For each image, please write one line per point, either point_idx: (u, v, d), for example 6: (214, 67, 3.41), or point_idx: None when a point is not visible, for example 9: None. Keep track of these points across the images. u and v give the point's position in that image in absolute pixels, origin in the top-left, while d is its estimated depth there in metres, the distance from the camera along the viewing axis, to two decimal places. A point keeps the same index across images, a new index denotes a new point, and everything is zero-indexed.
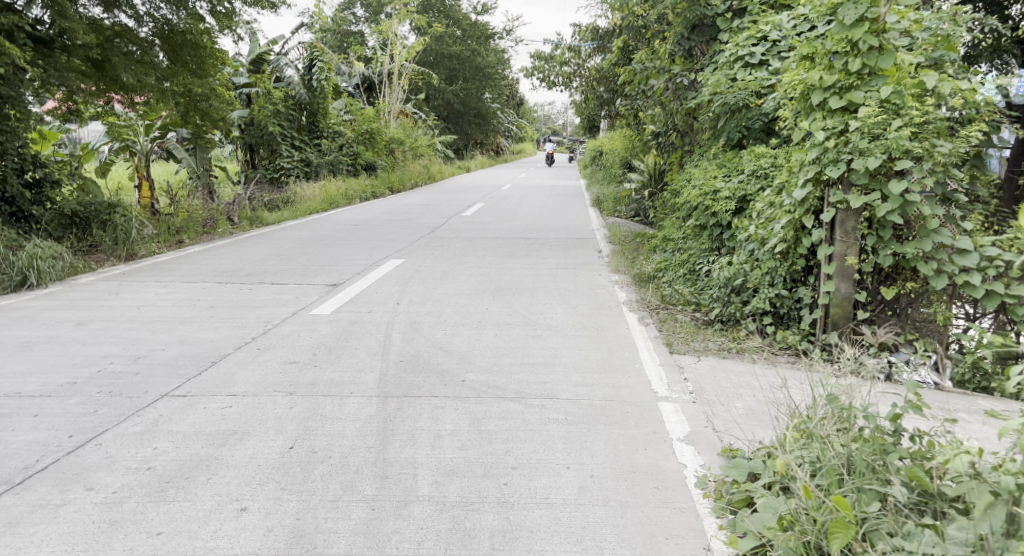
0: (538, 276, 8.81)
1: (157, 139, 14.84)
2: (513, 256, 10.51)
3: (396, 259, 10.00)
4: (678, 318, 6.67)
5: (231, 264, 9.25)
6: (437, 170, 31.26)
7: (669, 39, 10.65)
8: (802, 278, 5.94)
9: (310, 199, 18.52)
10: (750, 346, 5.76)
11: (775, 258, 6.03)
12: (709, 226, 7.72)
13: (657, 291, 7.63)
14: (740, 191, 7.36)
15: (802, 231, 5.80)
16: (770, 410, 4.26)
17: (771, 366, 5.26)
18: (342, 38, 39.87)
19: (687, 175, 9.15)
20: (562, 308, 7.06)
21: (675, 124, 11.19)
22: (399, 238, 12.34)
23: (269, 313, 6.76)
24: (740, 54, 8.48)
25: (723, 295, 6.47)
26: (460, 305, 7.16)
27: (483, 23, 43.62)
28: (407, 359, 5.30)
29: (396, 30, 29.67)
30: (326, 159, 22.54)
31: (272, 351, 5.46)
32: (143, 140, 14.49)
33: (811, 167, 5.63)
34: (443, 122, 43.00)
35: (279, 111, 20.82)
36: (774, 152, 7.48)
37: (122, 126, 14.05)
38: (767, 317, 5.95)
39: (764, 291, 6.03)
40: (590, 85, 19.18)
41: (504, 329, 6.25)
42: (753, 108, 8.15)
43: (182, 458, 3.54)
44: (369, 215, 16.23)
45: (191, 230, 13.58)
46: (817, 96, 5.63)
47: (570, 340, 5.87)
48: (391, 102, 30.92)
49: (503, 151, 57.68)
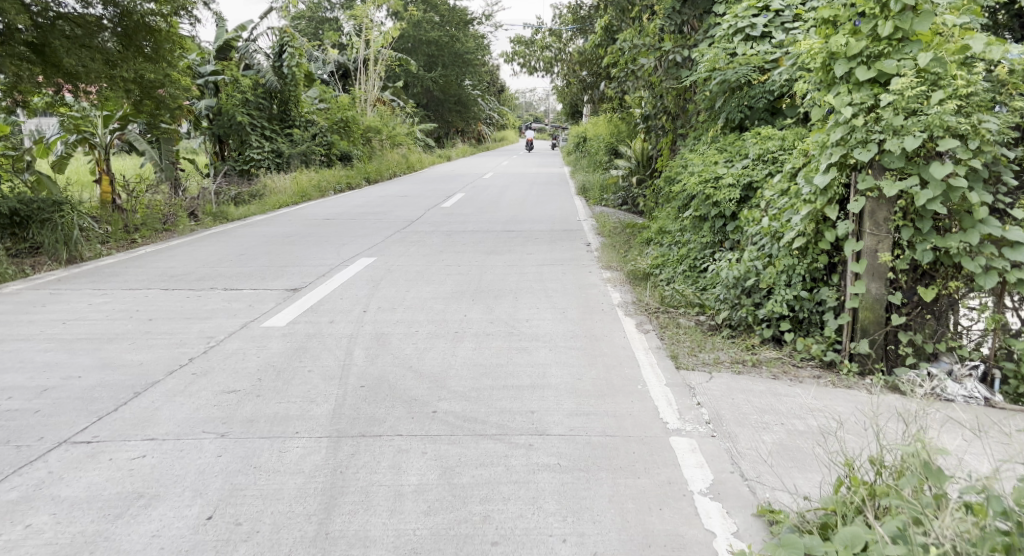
0: (522, 275, 8.04)
1: (117, 131, 13.81)
2: (494, 251, 9.70)
3: (367, 258, 9.17)
4: (681, 323, 5.91)
5: (182, 267, 8.36)
6: (416, 159, 30.35)
7: (659, 14, 9.94)
8: (823, 277, 5.18)
9: (280, 192, 17.61)
10: (767, 357, 4.99)
11: (793, 255, 5.26)
12: (710, 217, 6.97)
13: (655, 291, 6.87)
14: (744, 177, 6.64)
15: (825, 223, 5.02)
16: (809, 448, 3.51)
17: (795, 385, 4.51)
18: (316, 24, 38.59)
19: (682, 162, 8.39)
20: (550, 313, 6.28)
21: (666, 106, 10.43)
22: (371, 233, 11.50)
23: (215, 326, 5.91)
24: (739, 26, 7.69)
25: (732, 297, 5.70)
26: (434, 312, 6.36)
27: (461, 7, 42.54)
28: (370, 384, 4.50)
29: (371, 14, 28.60)
30: (297, 149, 21.53)
31: (210, 376, 4.62)
32: (102, 132, 13.47)
33: (835, 149, 4.84)
34: (421, 109, 41.92)
35: (247, 99, 19.93)
36: (782, 133, 6.73)
37: (77, 118, 12.99)
38: (785, 323, 5.18)
39: (781, 293, 5.26)
40: (572, 69, 18.41)
41: (485, 342, 5.47)
42: (756, 85, 7.36)
43: (61, 541, 2.72)
44: (343, 207, 15.33)
45: (148, 227, 12.60)
46: (841, 67, 4.84)
47: (560, 354, 5.10)
48: (366, 89, 29.87)
49: (485, 139, 56.59)
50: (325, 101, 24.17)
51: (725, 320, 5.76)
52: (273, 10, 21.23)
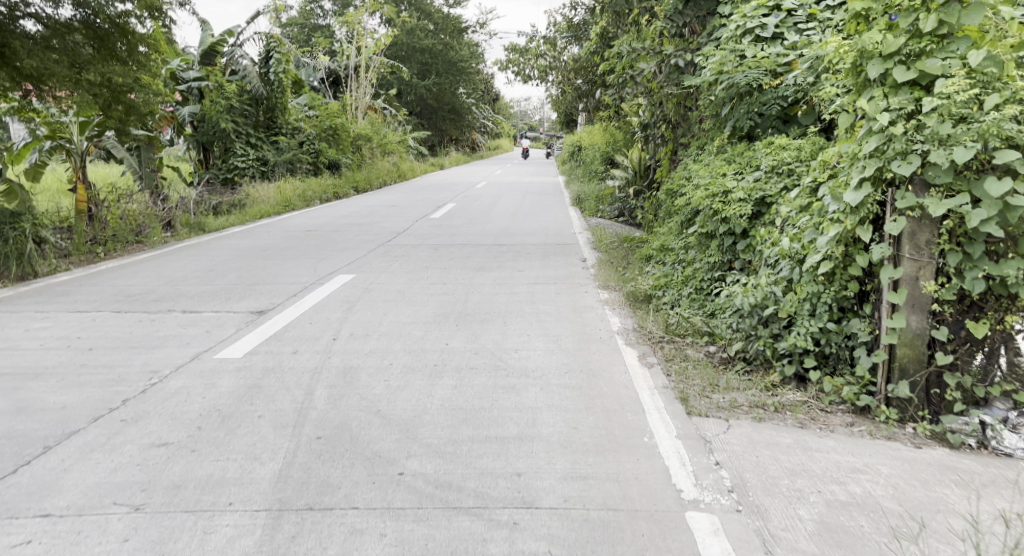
0: (512, 295, 7.38)
1: (95, 138, 13.06)
2: (483, 268, 9.03)
3: (345, 274, 8.50)
4: (688, 355, 5.27)
5: (142, 285, 7.67)
6: (408, 168, 29.66)
7: (658, 16, 9.32)
8: (853, 307, 4.54)
9: (264, 201, 16.91)
10: (790, 400, 4.34)
11: (817, 281, 4.63)
12: (718, 234, 6.35)
13: (659, 316, 6.23)
14: (757, 192, 6.03)
15: (854, 245, 4.39)
16: (857, 532, 2.87)
17: (827, 438, 3.85)
18: (308, 31, 38.03)
19: (686, 174, 7.78)
20: (542, 342, 5.62)
21: (665, 114, 9.82)
22: (353, 247, 10.80)
23: (163, 357, 5.24)
24: (747, 27, 7.11)
25: (747, 327, 5.06)
26: (412, 340, 5.70)
27: (455, 15, 42.10)
28: (329, 436, 3.85)
29: (364, 21, 28.02)
30: (283, 157, 20.81)
31: (142, 424, 3.94)
32: (78, 139, 12.72)
33: (869, 162, 4.20)
34: (413, 117, 41.31)
35: (232, 106, 19.27)
36: (799, 143, 6.14)
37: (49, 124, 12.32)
38: (810, 359, 4.54)
39: (804, 325, 4.63)
40: (567, 77, 17.82)
41: (467, 379, 4.80)
42: (768, 90, 6.73)
43: None
44: (327, 218, 14.65)
45: (118, 240, 11.87)
46: (875, 68, 4.17)
47: (552, 396, 4.43)
48: (357, 97, 29.24)
49: (479, 147, 55.97)
50: (314, 108, 23.38)
51: (739, 352, 5.13)
52: (259, 15, 20.58)
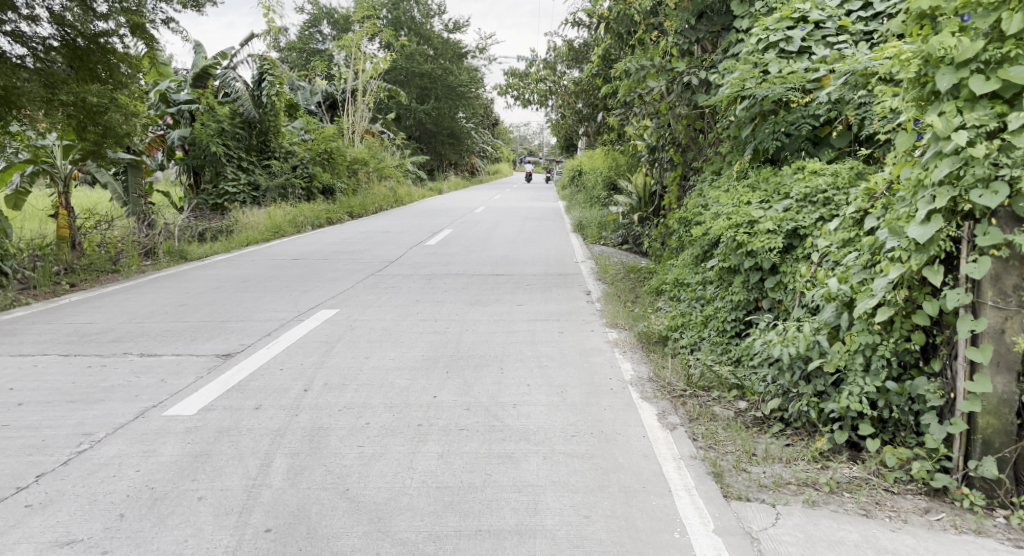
0: (511, 335, 6.64)
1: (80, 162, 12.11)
2: (479, 302, 8.30)
3: (327, 309, 7.76)
4: (716, 414, 4.53)
5: (102, 323, 6.89)
6: (406, 193, 29.03)
7: (668, 31, 8.66)
8: (916, 363, 3.81)
9: (253, 226, 16.17)
10: (846, 478, 3.60)
11: (872, 331, 3.92)
12: (743, 269, 5.67)
13: (677, 362, 5.50)
14: (787, 223, 5.36)
15: (919, 290, 3.70)
16: None
17: (900, 533, 3.12)
18: (307, 55, 37.74)
19: (702, 201, 7.08)
20: (544, 395, 4.87)
21: (674, 137, 9.13)
22: (340, 278, 10.06)
23: (103, 413, 4.47)
24: (771, 40, 6.46)
25: (786, 383, 4.35)
26: (395, 392, 4.95)
27: (455, 41, 41.90)
28: (283, 528, 3.11)
29: (362, 45, 27.61)
30: (276, 182, 20.10)
31: (51, 511, 3.19)
32: (63, 164, 11.78)
33: (940, 189, 3.52)
34: (412, 141, 40.74)
35: (224, 129, 18.61)
36: (834, 167, 5.47)
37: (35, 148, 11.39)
38: (867, 424, 3.81)
39: (857, 382, 3.91)
40: (567, 101, 17.39)
41: (456, 445, 4.04)
42: (796, 108, 6.05)
43: None
44: (317, 246, 13.93)
45: (93, 270, 11.01)
46: (947, 78, 3.50)
47: (557, 469, 3.68)
48: (354, 120, 28.65)
49: (478, 172, 55.50)
50: (310, 132, 22.71)
51: (776, 411, 4.41)
52: (254, 37, 20.09)
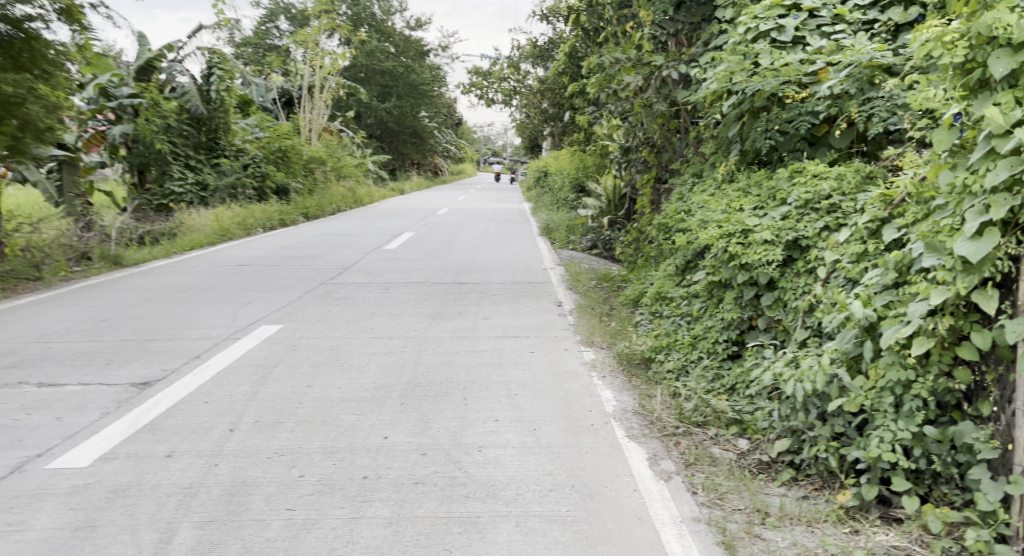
0: (475, 355, 5.91)
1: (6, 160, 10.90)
2: (439, 315, 7.55)
3: (270, 325, 6.95)
4: (717, 457, 3.88)
5: (3, 345, 5.98)
6: (366, 193, 28.05)
7: (643, 22, 8.02)
8: (958, 404, 3.21)
9: (199, 229, 15.17)
10: (882, 547, 2.99)
11: (904, 365, 3.31)
12: (735, 283, 5.03)
13: (665, 391, 4.86)
14: (787, 232, 4.74)
15: (965, 318, 3.10)
16: None
17: None
18: (263, 51, 36.58)
19: (685, 206, 6.43)
20: (514, 433, 4.17)
21: (648, 136, 8.46)
22: (289, 287, 9.22)
23: None
24: (761, 29, 5.82)
25: (798, 424, 3.71)
26: (339, 432, 4.20)
27: (417, 38, 41.01)
28: None
29: (319, 41, 26.54)
30: (225, 181, 19.02)
31: None
32: None
33: (995, 198, 2.93)
34: (373, 141, 39.65)
35: (170, 125, 17.49)
36: (838, 170, 4.86)
37: None
38: (901, 478, 3.19)
39: (888, 427, 3.28)
40: (532, 101, 17.11)
41: (409, 506, 3.32)
42: (792, 104, 5.41)
43: None
44: (268, 250, 13.03)
45: (13, 277, 9.95)
46: (1003, 64, 2.89)
47: (533, 542, 3.01)
48: (311, 118, 27.58)
49: (440, 172, 54.64)
50: (264, 130, 21.64)
51: (785, 454, 3.78)
52: (202, 29, 18.98)
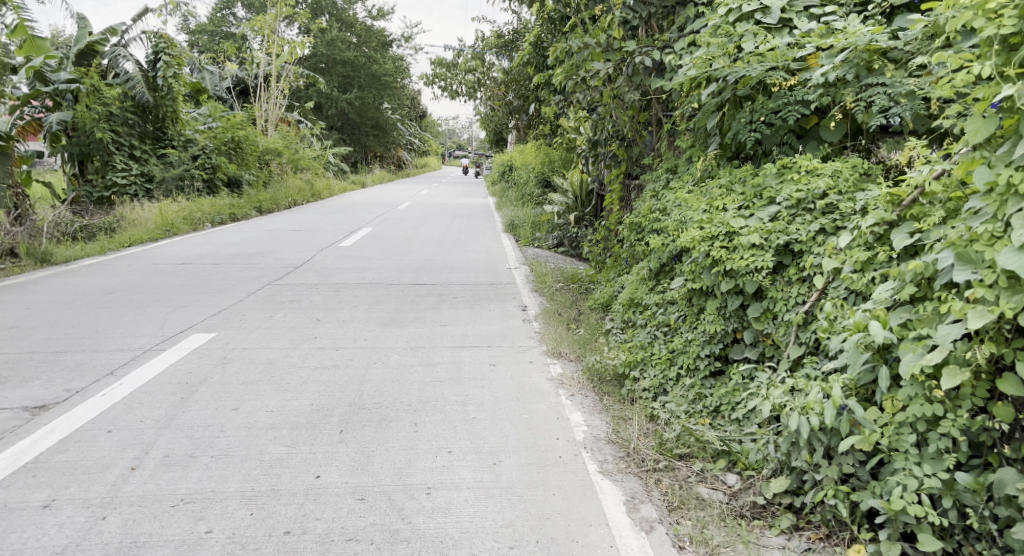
0: (429, 369, 5.29)
1: None
2: (392, 321, 6.90)
3: (202, 333, 6.23)
4: (704, 499, 3.35)
5: None
6: (325, 186, 27.10)
7: (614, 4, 7.40)
8: (994, 444, 2.72)
9: (141, 223, 14.22)
10: None
11: (930, 398, 2.80)
12: (718, 291, 4.48)
13: (641, 414, 4.30)
14: (777, 236, 4.21)
15: (1007, 344, 2.62)
16: None
17: None
18: (218, 39, 35.17)
19: (659, 204, 5.86)
20: (469, 470, 3.57)
21: (618, 129, 7.90)
22: (230, 288, 8.47)
23: None
24: (745, 10, 5.25)
25: (800, 463, 3.18)
26: (265, 468, 3.57)
27: (379, 28, 39.92)
28: None
29: (277, 28, 25.45)
30: (173, 172, 18.03)
31: None
32: None
33: None
34: (334, 132, 38.55)
35: (112, 113, 16.43)
36: (833, 165, 4.32)
37: None
38: (928, 534, 2.69)
39: (910, 471, 2.77)
40: (496, 93, 16.44)
41: None
42: (779, 92, 4.87)
43: None
44: (214, 246, 12.19)
45: None
46: None
47: None
48: (267, 108, 26.50)
49: (403, 165, 53.68)
50: (215, 120, 20.58)
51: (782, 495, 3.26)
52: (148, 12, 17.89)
